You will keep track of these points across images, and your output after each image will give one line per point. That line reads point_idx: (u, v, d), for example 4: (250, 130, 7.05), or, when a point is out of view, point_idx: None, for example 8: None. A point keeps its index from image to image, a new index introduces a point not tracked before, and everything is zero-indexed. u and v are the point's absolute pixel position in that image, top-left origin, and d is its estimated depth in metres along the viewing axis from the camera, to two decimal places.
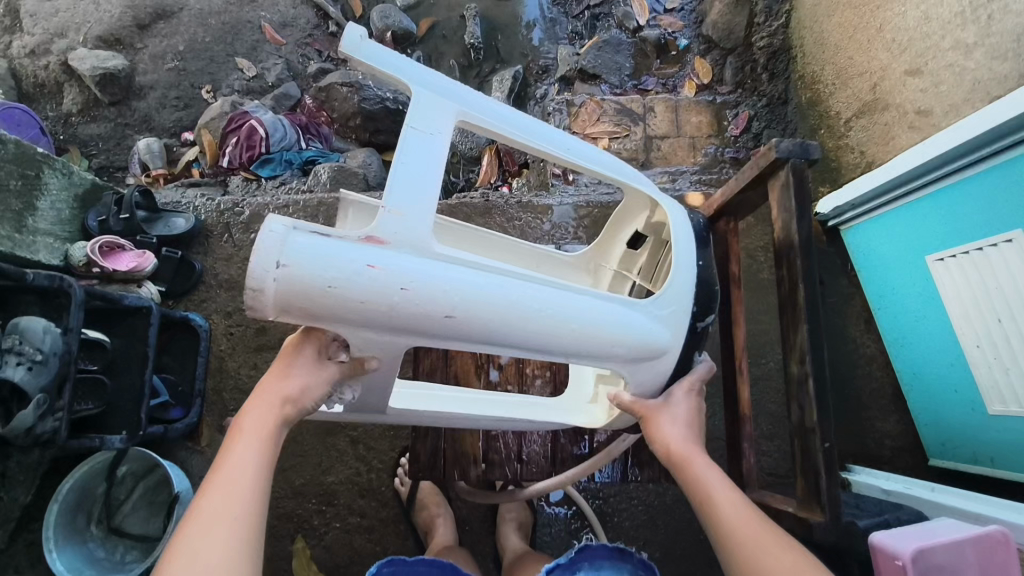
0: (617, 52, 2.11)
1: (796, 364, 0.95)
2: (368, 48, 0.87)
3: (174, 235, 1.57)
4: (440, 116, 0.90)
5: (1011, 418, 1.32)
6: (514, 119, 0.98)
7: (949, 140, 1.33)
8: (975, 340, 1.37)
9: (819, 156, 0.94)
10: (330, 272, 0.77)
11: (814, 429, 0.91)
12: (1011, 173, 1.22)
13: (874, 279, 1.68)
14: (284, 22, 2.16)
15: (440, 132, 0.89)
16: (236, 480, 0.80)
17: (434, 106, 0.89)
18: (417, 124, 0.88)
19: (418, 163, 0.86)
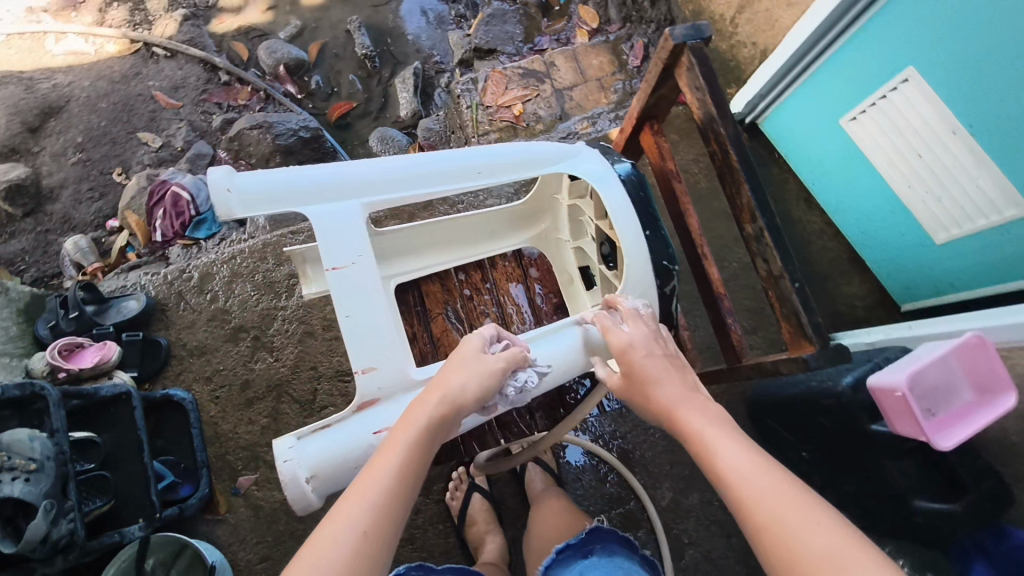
0: (505, 22, 2.15)
1: (747, 224, 1.02)
2: (241, 195, 0.89)
3: (130, 318, 1.55)
4: (354, 234, 0.94)
5: (957, 241, 1.43)
6: (415, 182, 1.01)
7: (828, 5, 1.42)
8: (904, 182, 1.47)
9: (712, 34, 1.02)
10: (351, 457, 0.87)
11: (783, 276, 0.97)
12: (887, 18, 1.32)
13: (802, 157, 1.76)
14: (175, 85, 2.14)
15: (365, 253, 0.94)
16: (389, 477, 0.78)
17: (342, 226, 0.93)
18: (338, 257, 0.92)
19: (356, 295, 0.92)
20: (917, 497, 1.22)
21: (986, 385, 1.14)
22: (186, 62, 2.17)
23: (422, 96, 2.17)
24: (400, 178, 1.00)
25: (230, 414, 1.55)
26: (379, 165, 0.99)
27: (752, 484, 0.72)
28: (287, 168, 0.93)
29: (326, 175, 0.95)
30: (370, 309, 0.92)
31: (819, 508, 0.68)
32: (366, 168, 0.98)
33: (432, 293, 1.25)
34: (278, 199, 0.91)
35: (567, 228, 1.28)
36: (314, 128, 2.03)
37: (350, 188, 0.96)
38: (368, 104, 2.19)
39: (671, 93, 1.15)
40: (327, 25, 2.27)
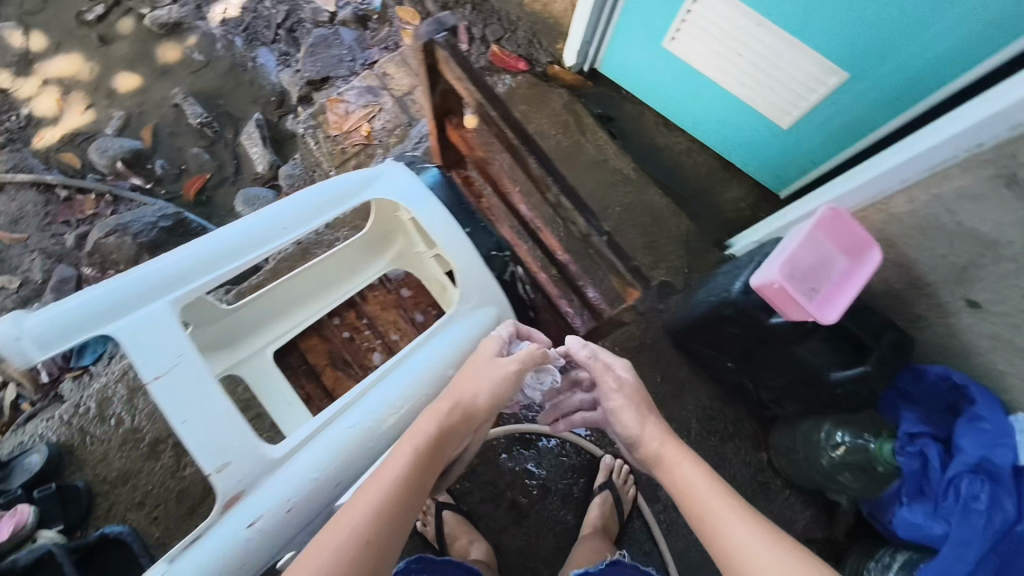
0: (330, 47, 2.10)
1: None
2: (38, 338, 0.93)
3: (37, 473, 1.46)
4: (168, 337, 0.98)
5: (802, 121, 1.52)
6: (220, 261, 1.05)
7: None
8: (737, 82, 1.54)
9: (451, 23, 1.17)
10: (229, 559, 0.89)
11: None
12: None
13: (647, 86, 1.79)
14: (14, 218, 2.01)
15: (183, 351, 0.97)
16: (392, 486, 0.90)
17: (152, 333, 0.97)
18: (156, 365, 0.96)
19: (187, 394, 0.95)
20: (833, 371, 1.28)
21: (852, 248, 1.21)
22: (17, 191, 2.04)
23: (273, 145, 2.10)
24: (198, 266, 1.03)
25: (175, 530, 1.48)
26: (172, 260, 1.03)
27: (718, 508, 0.92)
28: (77, 295, 0.97)
29: (119, 291, 0.97)
30: (205, 405, 0.96)
31: (764, 522, 0.89)
32: (160, 269, 1.01)
33: (312, 346, 1.23)
34: (76, 330, 0.94)
35: (419, 238, 1.27)
36: (173, 213, 1.96)
37: (149, 295, 0.99)
38: (222, 170, 2.11)
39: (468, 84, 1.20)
40: (152, 106, 2.15)
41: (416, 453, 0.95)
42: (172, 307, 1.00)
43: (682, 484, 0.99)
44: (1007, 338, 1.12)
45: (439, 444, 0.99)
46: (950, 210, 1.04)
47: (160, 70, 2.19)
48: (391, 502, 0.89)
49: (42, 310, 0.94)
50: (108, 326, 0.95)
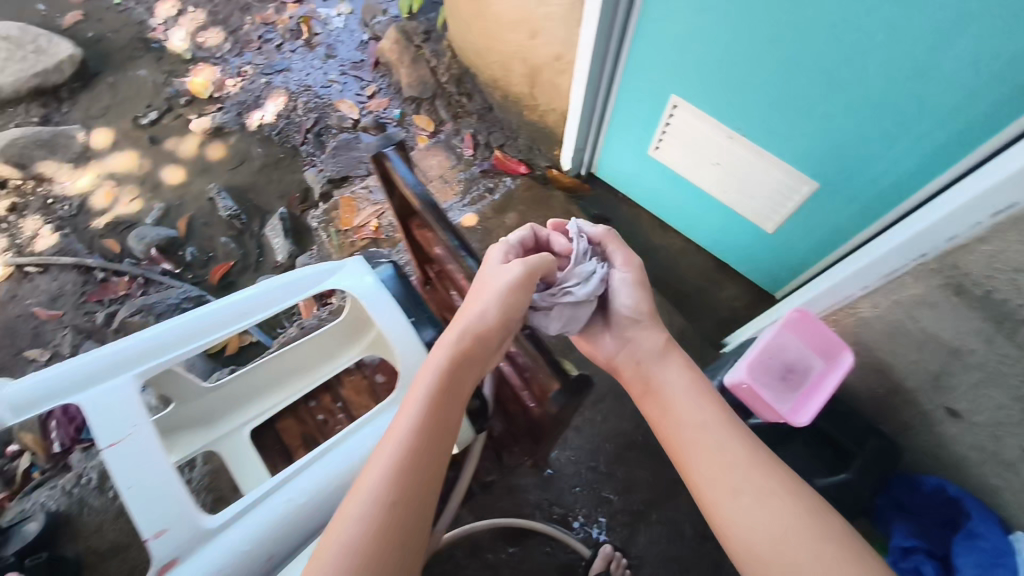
0: (352, 150, 2.30)
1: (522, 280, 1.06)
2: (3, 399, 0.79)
3: (31, 542, 1.54)
4: (129, 408, 0.84)
5: (783, 227, 1.58)
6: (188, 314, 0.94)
7: (585, 67, 1.53)
8: (720, 189, 1.62)
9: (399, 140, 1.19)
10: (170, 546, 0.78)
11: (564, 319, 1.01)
12: (640, 54, 1.46)
13: (641, 189, 1.90)
14: (53, 297, 2.16)
15: (139, 420, 0.83)
16: (399, 458, 0.73)
17: (112, 400, 0.83)
18: (110, 433, 0.82)
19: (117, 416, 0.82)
20: (818, 476, 1.25)
21: (828, 350, 1.20)
22: (61, 272, 2.20)
23: (295, 237, 2.26)
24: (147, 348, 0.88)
25: None
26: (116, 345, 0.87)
27: (709, 458, 0.84)
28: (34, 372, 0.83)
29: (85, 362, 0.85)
30: (158, 473, 0.81)
31: (762, 464, 0.82)
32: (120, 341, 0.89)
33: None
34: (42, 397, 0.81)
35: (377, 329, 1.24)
36: (194, 296, 2.16)
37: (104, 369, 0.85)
38: (246, 258, 2.27)
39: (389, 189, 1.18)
40: (190, 199, 2.36)
41: (424, 411, 0.78)
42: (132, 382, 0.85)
43: (693, 433, 0.88)
44: (992, 450, 1.09)
45: (443, 393, 0.81)
46: (913, 317, 1.05)
47: (202, 167, 2.40)
48: (407, 455, 0.74)
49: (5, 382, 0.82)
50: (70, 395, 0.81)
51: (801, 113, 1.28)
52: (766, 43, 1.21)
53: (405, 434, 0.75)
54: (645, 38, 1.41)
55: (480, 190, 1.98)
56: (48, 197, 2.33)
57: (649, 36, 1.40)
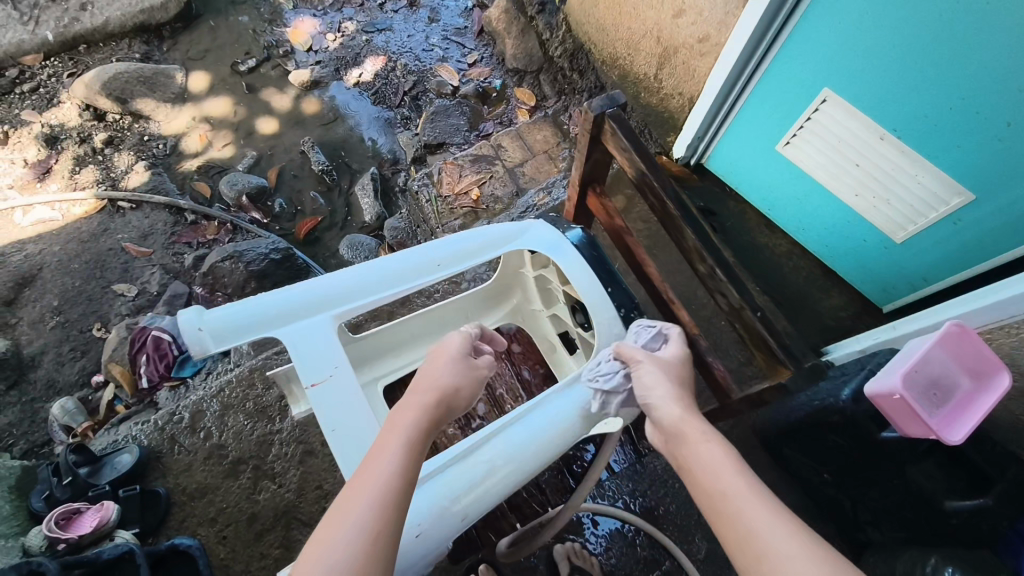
0: (449, 116, 2.23)
1: (701, 263, 1.01)
2: (209, 319, 0.86)
3: (125, 472, 1.54)
4: (329, 347, 0.91)
5: (916, 237, 1.51)
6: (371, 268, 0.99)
7: (736, 47, 1.50)
8: (852, 192, 1.56)
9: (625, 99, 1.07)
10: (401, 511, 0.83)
11: (744, 306, 0.97)
12: (797, 41, 1.42)
13: (752, 187, 1.84)
14: (144, 234, 2.17)
15: (340, 363, 0.89)
16: (388, 487, 0.71)
17: (313, 341, 0.90)
18: (316, 374, 0.88)
19: (316, 346, 0.90)
20: (949, 498, 1.17)
21: (979, 371, 1.13)
22: (153, 210, 2.22)
23: (383, 199, 2.25)
24: (343, 292, 0.95)
25: (240, 554, 1.51)
26: (312, 282, 0.94)
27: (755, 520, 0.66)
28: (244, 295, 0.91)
29: (289, 295, 0.91)
30: (362, 423, 0.86)
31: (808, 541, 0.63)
32: (319, 281, 0.95)
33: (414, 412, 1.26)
34: (247, 327, 0.87)
35: (538, 297, 1.18)
36: (283, 248, 2.11)
37: (310, 306, 0.93)
38: (333, 216, 2.26)
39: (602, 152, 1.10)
40: (282, 150, 2.36)
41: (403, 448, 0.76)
42: (333, 323, 0.93)
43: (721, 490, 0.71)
44: None
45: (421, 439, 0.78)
46: None
47: (296, 119, 2.41)
48: (398, 485, 0.72)
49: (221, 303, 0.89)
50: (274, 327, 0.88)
51: (965, 118, 1.24)
52: (943, 38, 1.17)
53: (395, 466, 0.73)
54: (810, 24, 1.37)
55: None
56: (144, 135, 2.36)
57: (815, 22, 1.36)
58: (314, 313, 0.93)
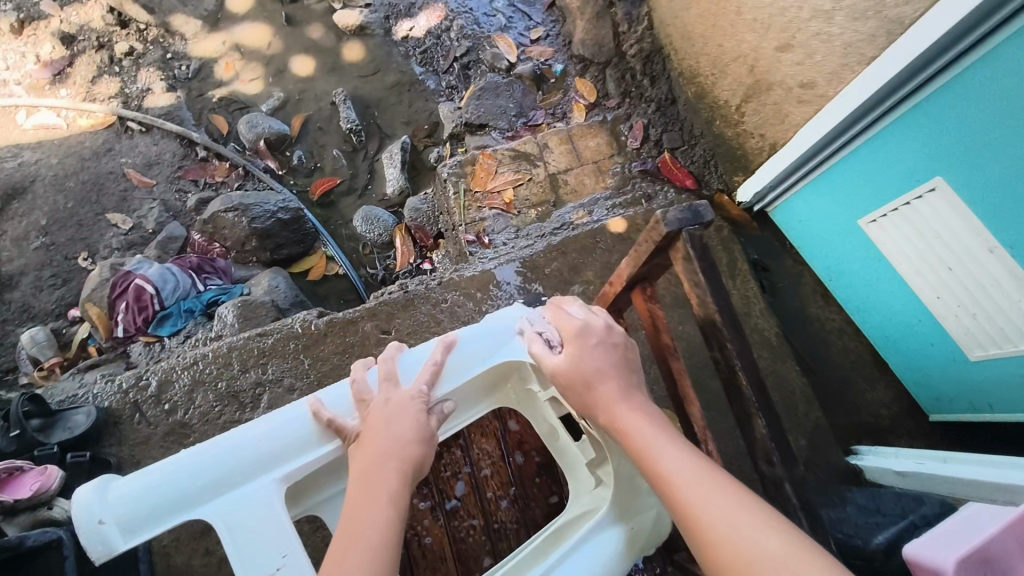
0: (497, 96, 2.01)
1: (765, 465, 0.73)
2: (120, 527, 0.78)
3: (77, 436, 1.42)
4: (268, 525, 0.81)
5: (994, 361, 1.26)
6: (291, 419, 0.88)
7: (854, 97, 1.25)
8: (933, 292, 1.30)
9: (716, 216, 0.74)
10: None
11: (809, 542, 0.69)
12: (925, 111, 1.15)
13: (817, 253, 1.61)
14: (149, 162, 2.01)
15: (287, 551, 0.80)
16: (378, 544, 0.71)
17: (251, 523, 0.81)
18: (258, 569, 0.78)
19: (253, 535, 0.80)
20: None
21: None
22: (162, 138, 2.05)
23: (410, 172, 2.06)
24: (268, 454, 0.85)
25: (185, 544, 1.42)
26: (239, 441, 0.84)
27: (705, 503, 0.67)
28: (152, 470, 0.82)
29: (204, 469, 0.82)
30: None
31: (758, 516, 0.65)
32: (243, 444, 0.84)
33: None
34: (162, 514, 0.80)
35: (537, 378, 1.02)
36: (294, 208, 1.93)
37: (235, 476, 0.83)
38: (354, 181, 2.09)
39: (669, 262, 0.85)
40: (312, 97, 2.17)
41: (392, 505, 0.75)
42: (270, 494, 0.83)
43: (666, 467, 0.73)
44: None
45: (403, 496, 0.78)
46: None
47: (334, 65, 2.20)
48: (385, 541, 0.71)
49: (126, 483, 0.81)
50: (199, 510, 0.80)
51: None
52: None
53: (382, 523, 0.73)
54: (948, 96, 1.10)
55: (635, 193, 1.75)
56: (167, 52, 2.16)
57: (955, 93, 1.09)
58: (242, 484, 0.83)
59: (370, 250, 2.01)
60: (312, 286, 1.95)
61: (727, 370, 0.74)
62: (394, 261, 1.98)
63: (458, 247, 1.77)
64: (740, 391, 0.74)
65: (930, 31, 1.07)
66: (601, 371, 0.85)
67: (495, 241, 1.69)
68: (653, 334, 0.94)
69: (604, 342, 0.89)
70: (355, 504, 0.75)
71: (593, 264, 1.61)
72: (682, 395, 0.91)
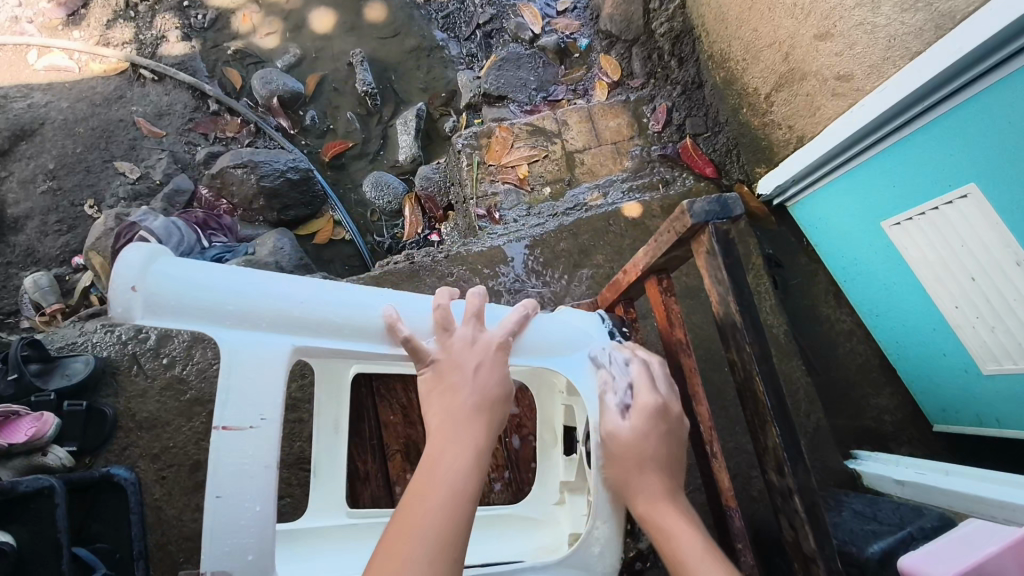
0: (518, 67, 1.95)
1: (775, 474, 0.69)
2: (145, 287, 0.73)
3: (74, 384, 1.41)
4: (268, 378, 0.75)
5: (1008, 376, 1.23)
6: (348, 297, 0.83)
7: (892, 94, 1.20)
8: (952, 301, 1.27)
9: (745, 211, 0.70)
10: None
11: (814, 558, 0.66)
12: (965, 114, 1.10)
13: (834, 252, 1.57)
14: (160, 112, 1.98)
15: (268, 415, 0.74)
16: (457, 490, 0.73)
17: (255, 364, 0.75)
18: (235, 413, 0.73)
19: (253, 375, 0.75)
20: None
21: None
22: (174, 88, 2.01)
23: (424, 140, 2.02)
24: (309, 318, 0.80)
25: (176, 498, 1.42)
26: (294, 288, 0.80)
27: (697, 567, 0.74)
28: (212, 263, 0.77)
29: (250, 289, 0.77)
30: (248, 503, 0.71)
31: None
32: (307, 297, 0.80)
33: (389, 423, 1.15)
34: (191, 308, 0.74)
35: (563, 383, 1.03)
36: (303, 168, 1.90)
37: (265, 318, 0.78)
38: (366, 145, 2.05)
39: (689, 255, 0.82)
40: (328, 56, 2.12)
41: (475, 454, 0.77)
42: (288, 356, 0.78)
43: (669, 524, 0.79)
44: None
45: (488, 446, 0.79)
46: None
47: (353, 24, 2.14)
48: (464, 487, 0.73)
49: (181, 260, 0.76)
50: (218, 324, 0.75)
51: None
52: None
53: (464, 471, 0.74)
54: (991, 100, 1.05)
55: (653, 177, 1.71)
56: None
57: (1000, 96, 1.03)
58: (276, 331, 0.78)
59: (378, 217, 1.98)
60: (318, 249, 1.92)
61: (745, 375, 0.71)
62: (402, 230, 1.95)
63: (468, 220, 1.73)
64: (755, 398, 0.70)
65: (980, 27, 1.01)
66: (655, 456, 0.84)
67: (505, 217, 1.66)
68: (665, 326, 0.91)
69: (671, 431, 0.86)
70: (435, 449, 0.77)
71: (604, 247, 1.57)
72: (691, 393, 0.88)
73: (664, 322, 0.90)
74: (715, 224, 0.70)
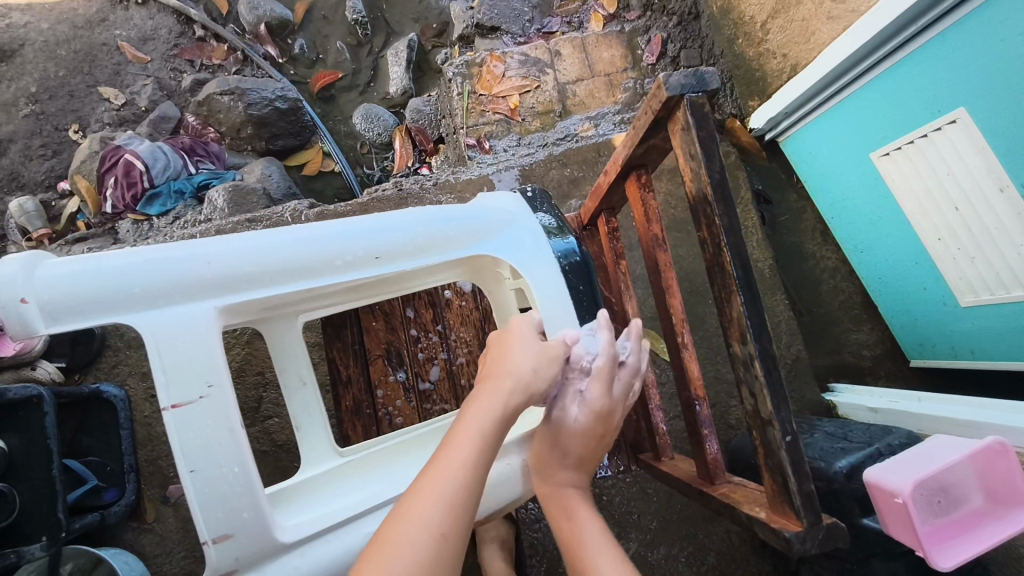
0: None
1: (737, 345, 0.70)
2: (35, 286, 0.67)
3: None
4: (199, 342, 0.71)
5: (985, 306, 1.24)
6: (276, 243, 0.76)
7: (883, 15, 1.18)
8: (935, 233, 1.27)
9: (721, 86, 0.70)
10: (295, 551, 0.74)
11: (770, 421, 0.67)
12: (957, 36, 1.09)
13: (822, 187, 1.57)
14: (144, 37, 1.93)
15: (214, 382, 0.70)
16: (470, 459, 0.67)
17: (183, 336, 0.70)
18: (178, 392, 0.69)
19: (189, 347, 0.70)
20: None
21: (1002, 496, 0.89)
22: (158, 12, 1.96)
23: (416, 72, 1.99)
24: (231, 275, 0.74)
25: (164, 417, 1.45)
26: (202, 249, 0.73)
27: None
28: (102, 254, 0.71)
29: (142, 267, 0.70)
30: (224, 468, 0.70)
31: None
32: (212, 255, 0.73)
33: (371, 330, 1.17)
34: (93, 304, 0.68)
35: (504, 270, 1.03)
36: (292, 98, 1.86)
37: (176, 292, 0.71)
38: (356, 76, 2.02)
39: (667, 144, 0.82)
40: None
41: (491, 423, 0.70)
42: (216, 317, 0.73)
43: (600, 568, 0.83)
44: None
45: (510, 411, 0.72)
46: None
47: None
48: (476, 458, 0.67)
49: (65, 261, 0.70)
50: (128, 313, 0.69)
51: None
52: None
53: (474, 437, 0.68)
54: (982, 18, 1.04)
55: None
56: None
57: (991, 14, 1.02)
58: (201, 299, 0.73)
59: (368, 150, 1.96)
60: (307, 181, 1.91)
61: (712, 249, 0.71)
62: (392, 163, 1.94)
63: (458, 151, 1.72)
64: (723, 269, 0.70)
65: None
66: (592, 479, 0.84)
67: (495, 147, 1.65)
68: (642, 223, 0.91)
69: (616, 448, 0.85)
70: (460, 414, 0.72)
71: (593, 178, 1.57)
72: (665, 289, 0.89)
73: (642, 223, 0.91)
74: (693, 98, 0.69)
